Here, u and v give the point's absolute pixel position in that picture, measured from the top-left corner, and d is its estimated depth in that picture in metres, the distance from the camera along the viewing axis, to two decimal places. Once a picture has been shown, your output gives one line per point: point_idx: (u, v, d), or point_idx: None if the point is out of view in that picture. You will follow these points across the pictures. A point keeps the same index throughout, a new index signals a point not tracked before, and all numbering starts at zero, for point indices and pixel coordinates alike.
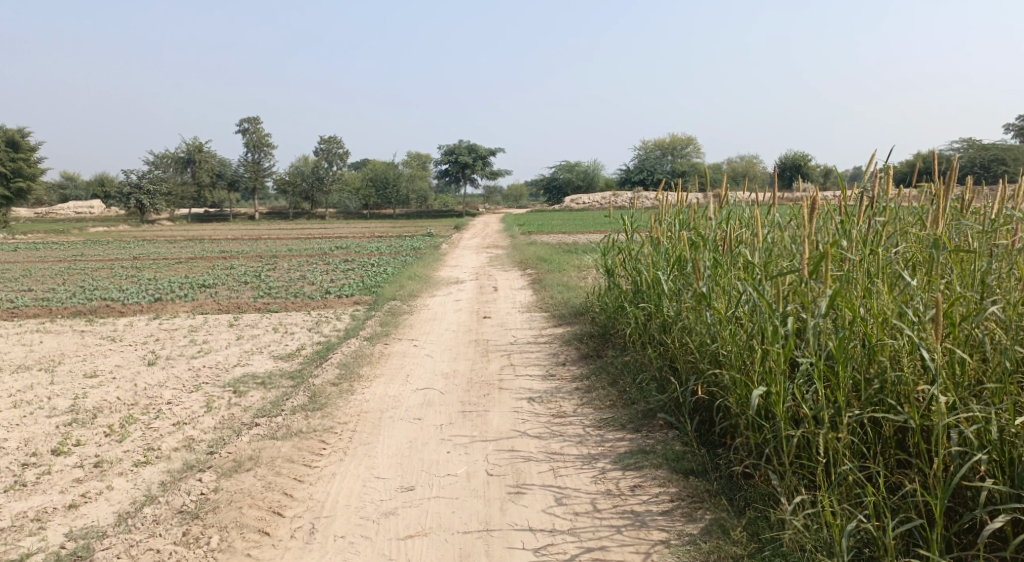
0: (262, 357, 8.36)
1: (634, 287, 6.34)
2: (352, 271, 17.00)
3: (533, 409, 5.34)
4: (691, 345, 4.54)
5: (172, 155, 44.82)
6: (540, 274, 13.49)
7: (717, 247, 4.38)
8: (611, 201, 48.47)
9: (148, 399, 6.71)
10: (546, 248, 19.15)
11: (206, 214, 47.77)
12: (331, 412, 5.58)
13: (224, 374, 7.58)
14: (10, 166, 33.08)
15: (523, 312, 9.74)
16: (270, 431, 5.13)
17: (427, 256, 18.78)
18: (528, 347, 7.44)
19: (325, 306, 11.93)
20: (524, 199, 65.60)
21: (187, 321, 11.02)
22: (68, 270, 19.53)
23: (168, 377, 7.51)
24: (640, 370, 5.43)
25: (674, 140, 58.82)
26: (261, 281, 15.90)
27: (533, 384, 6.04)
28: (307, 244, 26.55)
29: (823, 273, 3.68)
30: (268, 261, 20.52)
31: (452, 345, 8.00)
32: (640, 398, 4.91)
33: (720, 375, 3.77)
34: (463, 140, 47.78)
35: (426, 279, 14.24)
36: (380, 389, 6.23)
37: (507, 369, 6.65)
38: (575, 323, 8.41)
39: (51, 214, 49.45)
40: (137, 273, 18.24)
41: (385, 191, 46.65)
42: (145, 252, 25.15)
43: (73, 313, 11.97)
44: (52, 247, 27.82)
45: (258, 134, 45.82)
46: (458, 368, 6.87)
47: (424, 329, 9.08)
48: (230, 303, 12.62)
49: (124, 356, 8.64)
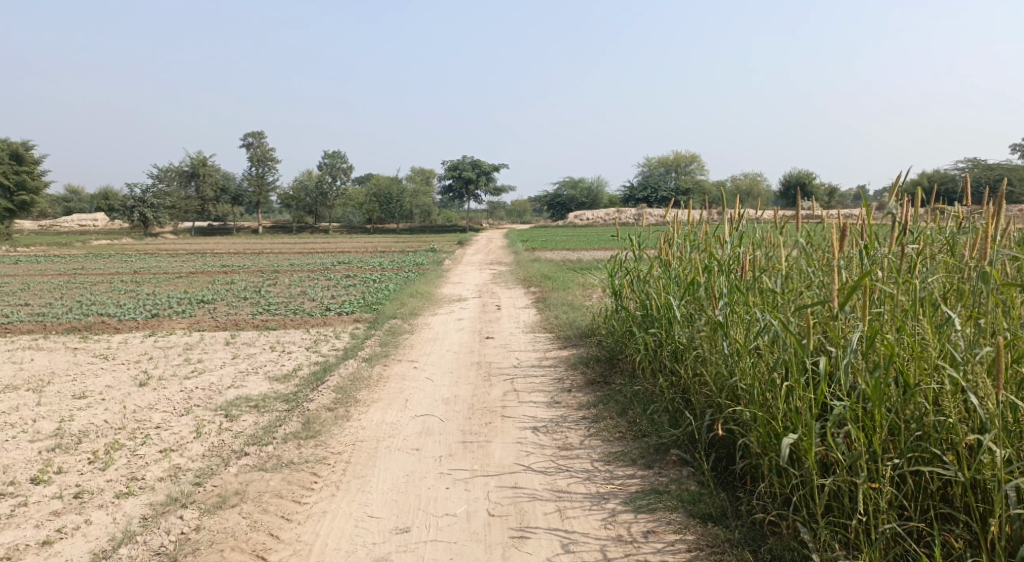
0: (257, 377, 8.10)
1: (643, 311, 6.09)
2: (353, 287, 16.78)
3: (537, 440, 5.07)
4: (707, 375, 4.29)
5: (177, 168, 44.81)
6: (544, 292, 13.23)
7: (733, 272, 4.14)
8: (616, 217, 48.29)
9: (136, 423, 6.44)
10: (550, 265, 18.98)
11: (210, 228, 47.73)
12: (326, 441, 5.31)
13: (217, 396, 7.31)
14: (15, 178, 33.08)
15: (528, 333, 9.47)
16: (260, 462, 4.87)
17: (430, 272, 18.54)
18: (533, 371, 7.17)
19: (325, 323, 11.69)
20: (528, 215, 65.64)
21: (182, 338, 10.76)
22: (67, 284, 19.34)
23: (158, 399, 7.24)
24: (652, 399, 5.17)
25: (678, 157, 58.86)
26: (261, 297, 15.68)
27: (537, 412, 5.77)
28: (309, 258, 26.33)
29: (853, 303, 3.43)
30: (269, 275, 20.31)
31: (454, 367, 7.73)
32: (651, 431, 4.65)
33: (741, 412, 3.53)
34: (468, 155, 47.81)
35: (428, 296, 13.98)
36: (377, 416, 5.96)
37: (510, 394, 6.38)
38: (580, 345, 8.15)
39: (54, 226, 49.43)
40: (136, 288, 18.03)
41: (389, 206, 46.64)
42: (146, 265, 24.98)
43: (67, 329, 11.72)
44: (53, 260, 27.70)
45: (263, 148, 45.85)
46: (459, 393, 6.59)
47: (425, 350, 8.81)
48: (228, 319, 12.38)
49: (115, 375, 8.39)
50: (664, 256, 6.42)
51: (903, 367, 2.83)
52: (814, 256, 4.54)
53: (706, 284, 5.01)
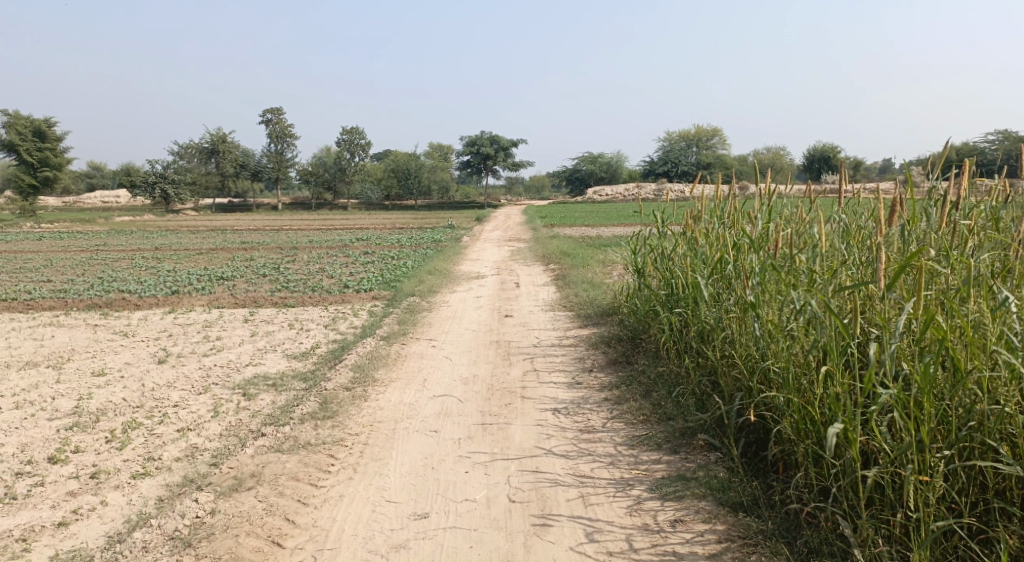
0: (275, 355, 8.06)
1: (668, 290, 5.90)
2: (371, 263, 16.71)
3: (558, 422, 4.94)
4: (736, 356, 4.13)
5: (197, 145, 44.90)
6: (564, 269, 13.04)
7: (764, 248, 3.94)
8: (636, 193, 47.73)
9: (154, 401, 6.41)
10: (569, 241, 18.76)
11: (230, 204, 47.94)
12: (343, 421, 5.22)
13: (235, 374, 7.27)
14: (37, 155, 33.31)
15: (548, 311, 9.31)
16: (276, 443, 4.79)
17: (449, 249, 18.40)
18: (554, 350, 7.02)
19: (343, 300, 11.63)
20: (546, 191, 65.31)
21: (202, 315, 10.75)
22: (89, 260, 19.49)
23: (176, 377, 7.21)
24: (677, 382, 5.01)
25: (699, 132, 57.91)
26: (279, 273, 15.67)
27: (558, 392, 5.64)
28: (328, 235, 26.28)
29: (897, 284, 3.24)
30: (288, 252, 20.29)
31: (473, 346, 7.61)
32: (676, 414, 4.50)
33: (775, 396, 3.37)
34: (486, 131, 47.39)
35: (447, 273, 13.85)
36: (395, 396, 5.86)
37: (530, 374, 6.26)
38: (601, 324, 8.00)
39: (78, 203, 49.91)
40: (156, 264, 18.11)
41: (407, 182, 46.48)
42: (168, 242, 25.08)
43: (88, 305, 11.77)
44: (75, 237, 27.96)
45: (281, 124, 45.76)
46: (478, 372, 6.47)
47: (444, 328, 8.70)
48: (247, 296, 12.35)
49: (135, 352, 8.38)
50: (688, 233, 6.22)
51: (956, 353, 2.65)
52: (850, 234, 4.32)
53: (734, 261, 4.82)
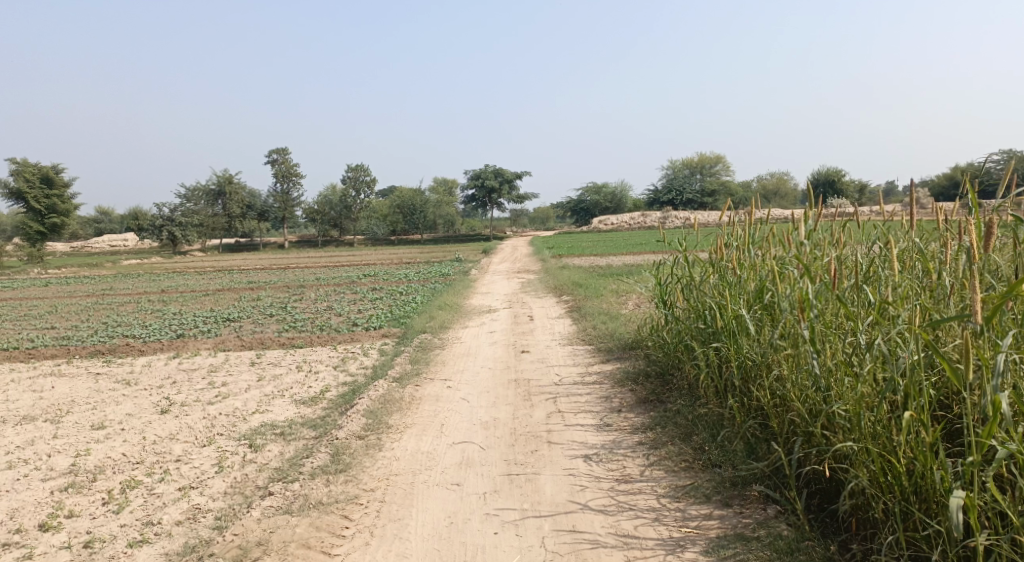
0: (282, 401, 7.67)
1: (700, 322, 5.54)
2: (379, 300, 16.38)
3: (591, 471, 4.54)
4: (785, 394, 3.80)
5: (203, 187, 44.96)
6: (578, 301, 12.63)
7: (808, 273, 3.66)
8: (642, 221, 47.57)
9: (155, 457, 6.03)
10: (579, 271, 18.46)
11: (237, 246, 47.95)
12: (357, 475, 4.81)
13: (240, 423, 6.88)
14: (44, 202, 33.40)
15: (566, 345, 8.89)
16: (285, 504, 4.39)
17: (457, 282, 18.01)
18: (578, 389, 6.61)
19: (352, 339, 11.27)
20: (552, 222, 65.36)
21: (207, 360, 10.39)
22: (94, 306, 19.23)
23: (179, 429, 6.83)
24: (720, 424, 4.60)
25: (702, 159, 57.76)
26: (287, 313, 15.35)
27: (587, 436, 5.23)
28: (334, 272, 26.02)
29: (992, 324, 2.96)
30: (294, 291, 19.98)
31: (491, 386, 7.20)
32: (723, 461, 4.11)
33: (849, 445, 3.08)
34: (491, 164, 47.41)
35: (457, 308, 13.46)
36: (412, 444, 5.45)
37: (555, 416, 5.85)
38: (625, 358, 7.60)
39: (86, 248, 50.05)
40: (162, 307, 17.81)
41: (413, 217, 46.51)
42: (174, 284, 24.88)
43: (91, 353, 11.44)
44: (82, 282, 27.87)
45: (287, 164, 45.93)
46: (499, 415, 6.06)
47: (458, 367, 8.29)
48: (254, 338, 12.01)
49: (137, 402, 8.02)
50: (718, 259, 5.87)
51: None
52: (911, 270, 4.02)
53: (774, 289, 4.52)
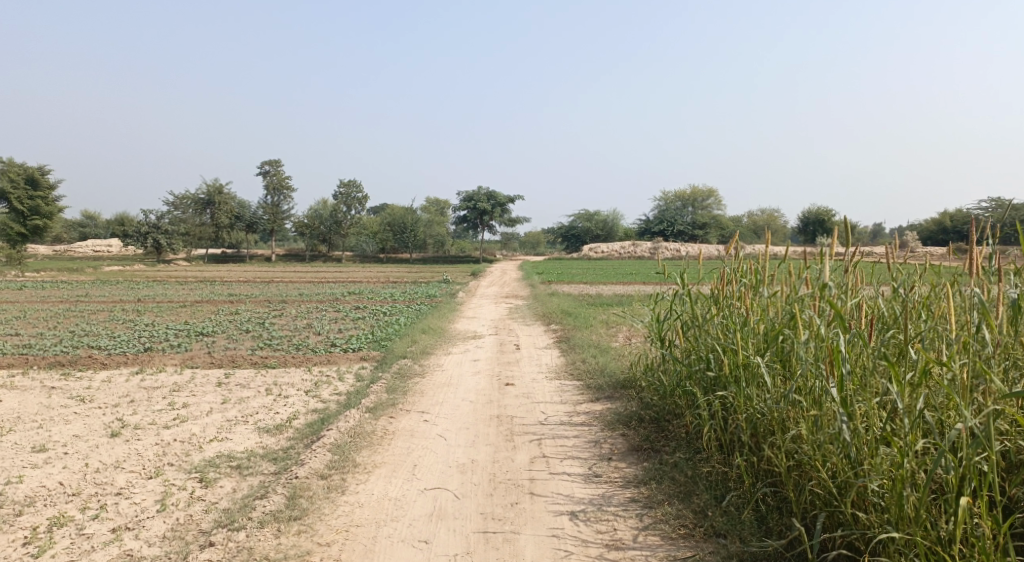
0: (245, 428, 7.08)
1: (703, 366, 5.09)
2: (361, 320, 15.79)
3: (579, 531, 4.03)
4: (802, 458, 3.37)
5: (192, 196, 44.25)
6: (567, 330, 12.12)
7: (842, 322, 3.22)
8: (632, 250, 47.35)
9: (95, 488, 5.44)
10: (568, 299, 18.01)
11: (223, 256, 47.16)
12: (312, 525, 4.27)
13: (195, 452, 6.28)
14: (27, 204, 32.60)
15: (553, 380, 8.35)
16: (224, 559, 3.93)
17: (443, 305, 17.48)
18: (566, 430, 6.08)
19: (328, 361, 10.69)
20: (542, 247, 65.13)
21: (171, 378, 9.77)
22: (65, 313, 18.45)
23: (127, 456, 6.23)
24: (724, 485, 4.11)
25: (695, 192, 57.62)
26: (264, 329, 14.72)
27: (573, 487, 4.72)
28: (318, 288, 25.39)
29: None
30: (275, 306, 19.34)
31: (471, 422, 6.65)
32: (728, 530, 3.62)
33: (892, 534, 2.68)
34: (483, 186, 47.06)
35: (440, 333, 12.90)
36: (378, 488, 4.90)
37: (540, 461, 5.33)
38: (616, 398, 7.09)
39: (68, 252, 48.99)
40: (134, 318, 17.08)
41: (403, 235, 45.94)
42: (152, 293, 24.12)
43: (50, 364, 10.78)
44: (59, 287, 27.03)
45: (279, 176, 45.41)
46: (478, 458, 5.51)
47: (438, 398, 7.74)
48: (225, 355, 11.39)
49: (87, 422, 7.40)
50: (726, 296, 5.43)
51: None
52: (952, 327, 3.56)
53: (789, 333, 4.09)
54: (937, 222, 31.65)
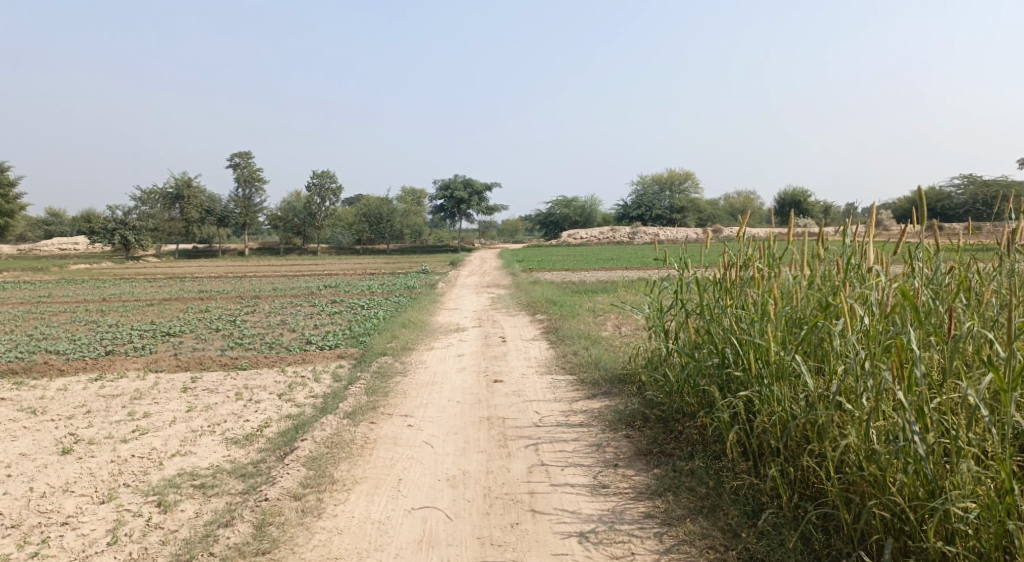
0: (211, 439, 6.48)
1: (719, 361, 4.61)
2: (338, 315, 15.14)
3: (591, 557, 3.55)
4: (855, 472, 2.99)
5: (160, 190, 42.90)
6: (554, 321, 11.60)
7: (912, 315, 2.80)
8: (611, 236, 46.95)
9: (39, 516, 4.83)
10: (552, 287, 17.52)
11: (195, 252, 45.97)
12: (284, 560, 3.78)
13: (154, 471, 5.66)
14: None
15: (545, 375, 7.83)
16: None
17: (422, 297, 16.84)
18: (564, 433, 5.55)
19: (303, 361, 10.07)
20: (520, 235, 64.61)
21: (134, 384, 9.09)
22: (25, 314, 17.53)
23: (78, 476, 5.60)
24: (756, 501, 3.62)
25: (672, 175, 57.31)
26: (235, 328, 14.01)
27: (580, 501, 4.21)
28: (293, 282, 24.63)
29: None
30: (248, 303, 18.60)
31: (460, 426, 6.12)
32: (769, 556, 3.17)
33: None
34: (458, 175, 46.31)
35: (421, 327, 12.30)
36: (359, 509, 4.37)
37: (538, 471, 4.81)
38: (614, 393, 6.60)
39: (33, 251, 47.53)
40: (98, 318, 16.23)
41: (379, 226, 45.08)
42: (119, 292, 23.15)
43: (2, 372, 10.02)
44: (21, 287, 25.95)
45: (249, 169, 44.28)
46: (469, 468, 4.99)
47: (422, 400, 7.18)
48: (194, 357, 10.70)
49: (36, 438, 6.73)
50: (738, 281, 4.98)
51: None
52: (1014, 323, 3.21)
53: (823, 324, 3.66)
54: (912, 199, 31.71)
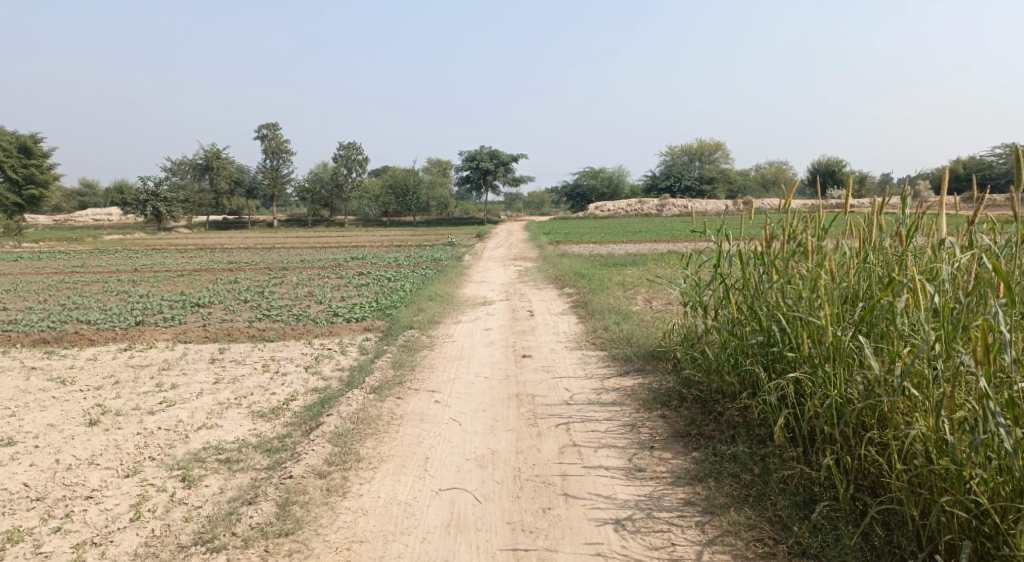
0: (237, 412, 6.40)
1: (764, 340, 4.36)
2: (365, 287, 15.06)
3: (629, 546, 3.36)
4: (926, 466, 2.87)
5: (190, 162, 43.19)
6: (582, 294, 11.36)
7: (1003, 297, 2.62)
8: (639, 208, 46.28)
9: (64, 489, 4.78)
10: (580, 260, 17.22)
11: (224, 223, 46.38)
12: (307, 542, 3.66)
13: (179, 444, 5.59)
14: (22, 172, 31.76)
15: (575, 350, 7.62)
16: None
17: (449, 269, 16.66)
18: (596, 412, 5.35)
19: (329, 333, 9.98)
20: (546, 207, 64.09)
21: (162, 355, 9.07)
22: (58, 284, 17.75)
23: (104, 448, 5.55)
24: (807, 491, 3.43)
25: (702, 146, 56.18)
26: (263, 299, 14.00)
27: (615, 485, 4.02)
28: (320, 254, 24.71)
29: None
30: (276, 274, 18.63)
31: (488, 402, 5.94)
32: (826, 553, 3.00)
33: None
34: (485, 146, 45.83)
35: (448, 299, 12.13)
36: (385, 489, 4.22)
37: (570, 452, 4.61)
38: (647, 371, 6.37)
39: (69, 222, 48.41)
40: (129, 288, 16.38)
41: (405, 198, 44.95)
42: (150, 263, 23.36)
43: (34, 342, 10.09)
44: (56, 257, 26.37)
45: (277, 140, 44.34)
46: (498, 448, 4.81)
47: (449, 374, 7.02)
48: (221, 328, 10.68)
49: (65, 408, 6.72)
50: (782, 253, 4.70)
51: None
52: None
53: (884, 301, 3.44)
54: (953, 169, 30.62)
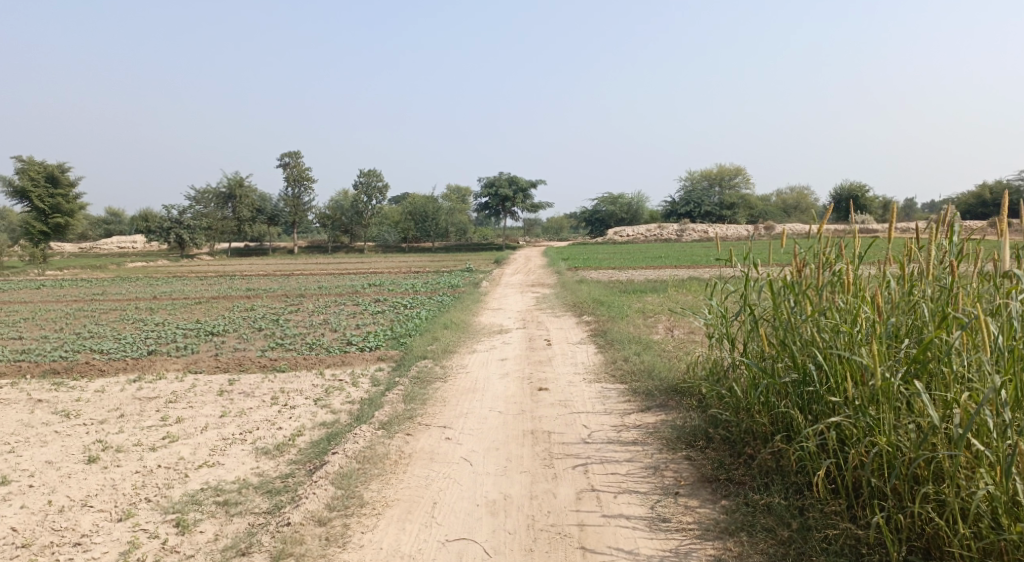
0: (240, 449, 6.13)
1: (800, 378, 4.03)
2: (381, 314, 14.83)
3: None
4: (997, 531, 2.75)
5: (213, 190, 43.42)
6: (602, 323, 11.02)
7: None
8: (658, 233, 45.89)
9: (53, 535, 4.53)
10: (599, 287, 16.89)
11: (245, 250, 46.70)
12: None
13: (178, 484, 5.33)
14: (49, 201, 32.18)
15: (594, 383, 7.27)
16: None
17: (466, 296, 16.40)
18: (617, 452, 5.00)
19: (342, 363, 9.73)
20: (565, 232, 63.87)
21: (170, 386, 8.86)
22: (77, 312, 17.73)
23: (101, 488, 5.30)
24: (855, 552, 3.17)
25: (722, 170, 55.78)
26: (277, 327, 13.81)
27: (640, 536, 3.70)
28: (338, 280, 24.59)
29: None
30: (292, 301, 18.49)
31: (502, 440, 5.62)
32: None
33: None
34: (504, 172, 45.82)
35: (464, 328, 11.84)
36: (389, 541, 3.92)
37: (589, 497, 4.28)
38: (670, 407, 6.02)
39: (94, 249, 49.04)
40: (145, 317, 16.29)
41: (424, 224, 45.00)
42: (169, 290, 23.37)
43: (44, 372, 9.95)
44: (79, 284, 26.59)
45: (298, 168, 44.69)
46: (512, 492, 4.48)
47: (462, 409, 6.71)
48: (233, 357, 10.47)
49: (66, 444, 6.50)
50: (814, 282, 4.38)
51: None
52: None
53: (937, 340, 3.22)
54: (979, 192, 30.04)
